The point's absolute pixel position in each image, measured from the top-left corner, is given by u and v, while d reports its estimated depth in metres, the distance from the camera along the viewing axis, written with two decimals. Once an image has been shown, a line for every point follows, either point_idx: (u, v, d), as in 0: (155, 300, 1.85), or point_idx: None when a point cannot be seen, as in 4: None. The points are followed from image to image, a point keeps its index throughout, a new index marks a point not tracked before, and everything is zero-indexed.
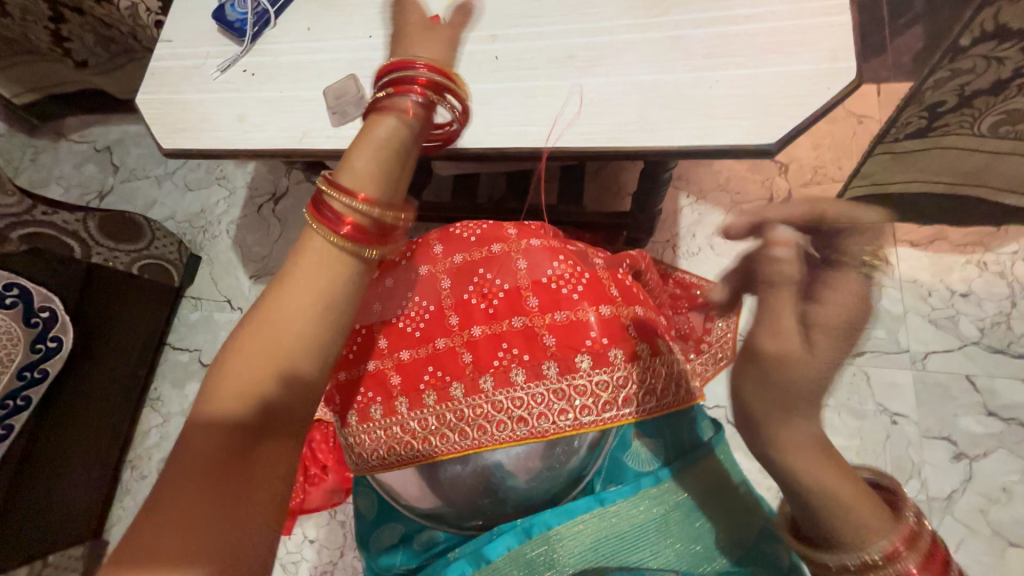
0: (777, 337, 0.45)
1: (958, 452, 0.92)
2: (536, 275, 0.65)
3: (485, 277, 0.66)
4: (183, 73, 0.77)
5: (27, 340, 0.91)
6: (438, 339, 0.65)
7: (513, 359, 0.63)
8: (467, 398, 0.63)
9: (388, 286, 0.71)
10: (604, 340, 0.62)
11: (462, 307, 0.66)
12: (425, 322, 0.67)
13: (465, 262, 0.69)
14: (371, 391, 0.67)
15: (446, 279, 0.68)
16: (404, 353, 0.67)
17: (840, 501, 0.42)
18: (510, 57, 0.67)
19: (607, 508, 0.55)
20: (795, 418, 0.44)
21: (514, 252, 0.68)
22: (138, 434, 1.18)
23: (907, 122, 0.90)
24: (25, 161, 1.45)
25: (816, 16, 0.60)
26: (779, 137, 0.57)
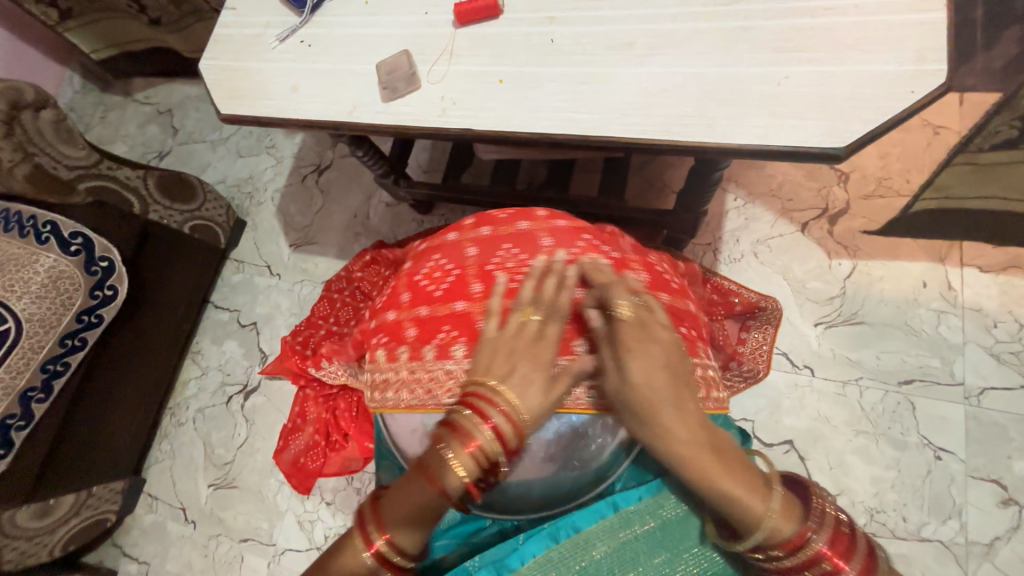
0: (612, 386, 0.57)
1: (1006, 497, 0.85)
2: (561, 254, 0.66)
3: (510, 250, 0.67)
4: (244, 40, 0.79)
5: (87, 287, 0.96)
6: (458, 302, 0.65)
7: None
8: None
9: (421, 250, 0.75)
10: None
11: (485, 274, 0.66)
12: (447, 283, 0.67)
13: (492, 235, 0.69)
14: (395, 338, 0.68)
15: (471, 247, 0.69)
16: (422, 309, 0.67)
17: (732, 494, 0.51)
18: (568, 40, 0.65)
19: (632, 507, 0.56)
20: (662, 430, 0.54)
21: (546, 230, 0.69)
22: (179, 384, 1.26)
23: (997, 130, 0.92)
24: (95, 119, 1.54)
25: (906, 13, 0.56)
26: (848, 141, 0.53)
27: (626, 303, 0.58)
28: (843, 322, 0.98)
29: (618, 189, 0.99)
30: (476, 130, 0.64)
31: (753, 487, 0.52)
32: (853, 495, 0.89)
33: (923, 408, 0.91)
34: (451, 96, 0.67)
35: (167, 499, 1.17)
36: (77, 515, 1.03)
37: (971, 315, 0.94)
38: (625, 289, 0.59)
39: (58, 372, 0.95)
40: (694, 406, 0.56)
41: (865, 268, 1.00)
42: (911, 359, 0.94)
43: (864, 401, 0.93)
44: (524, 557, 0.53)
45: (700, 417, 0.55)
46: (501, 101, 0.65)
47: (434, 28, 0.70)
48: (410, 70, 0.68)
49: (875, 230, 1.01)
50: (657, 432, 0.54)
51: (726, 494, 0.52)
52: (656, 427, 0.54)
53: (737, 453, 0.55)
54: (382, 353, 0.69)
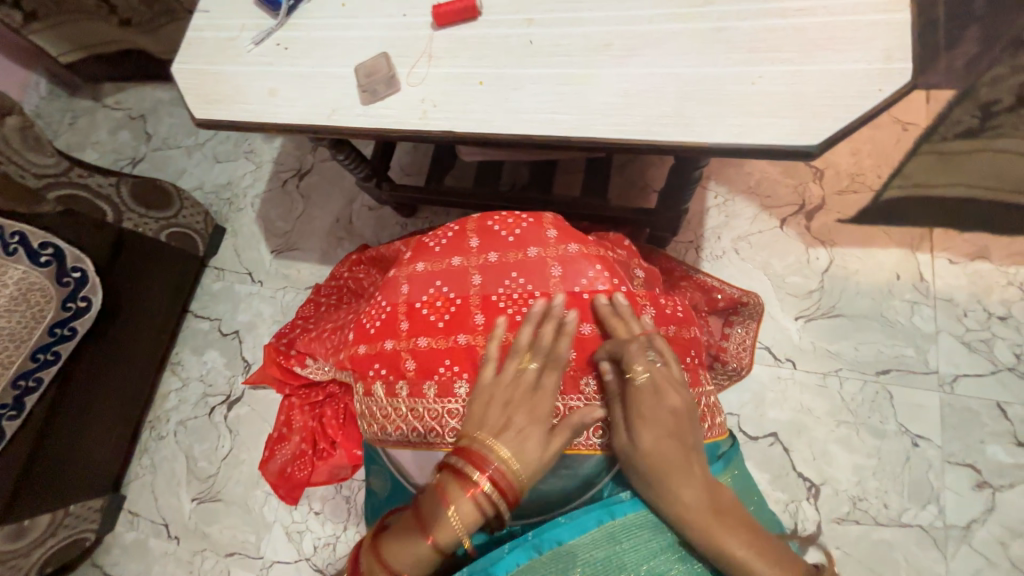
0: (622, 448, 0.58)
1: (981, 481, 0.88)
2: (570, 284, 0.66)
3: (517, 280, 0.67)
4: (219, 43, 0.77)
5: (59, 299, 0.94)
6: (460, 334, 0.65)
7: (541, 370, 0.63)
8: None
9: (420, 270, 0.71)
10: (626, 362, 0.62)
11: (489, 305, 0.66)
12: (450, 314, 0.66)
13: (500, 261, 0.68)
14: (392, 370, 0.67)
15: (477, 275, 0.68)
16: (422, 340, 0.66)
17: (744, 565, 0.48)
18: (546, 41, 0.65)
19: (618, 521, 0.53)
20: (668, 492, 0.53)
21: (550, 257, 0.68)
22: (158, 397, 1.23)
23: (959, 120, 1.02)
24: (64, 125, 1.49)
25: (873, 13, 0.57)
26: (822, 138, 0.54)
27: (639, 365, 0.59)
28: (822, 315, 1.00)
29: (600, 189, 1.00)
30: (457, 133, 0.64)
31: (768, 561, 0.48)
32: (837, 484, 0.91)
33: (900, 396, 0.94)
34: (431, 98, 0.66)
35: (148, 515, 1.14)
36: (53, 536, 1.00)
37: (943, 305, 0.97)
38: (640, 351, 0.60)
39: (30, 388, 0.92)
40: (704, 469, 0.55)
41: (842, 261, 1.03)
42: (888, 349, 0.96)
43: (845, 391, 0.95)
44: (507, 567, 0.51)
45: (710, 481, 0.54)
46: (482, 103, 0.65)
47: (413, 30, 0.70)
48: (389, 73, 0.67)
49: (850, 224, 1.04)
50: (663, 496, 0.53)
51: (737, 565, 0.48)
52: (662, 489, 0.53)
53: (753, 524, 0.51)
54: (376, 381, 0.68)
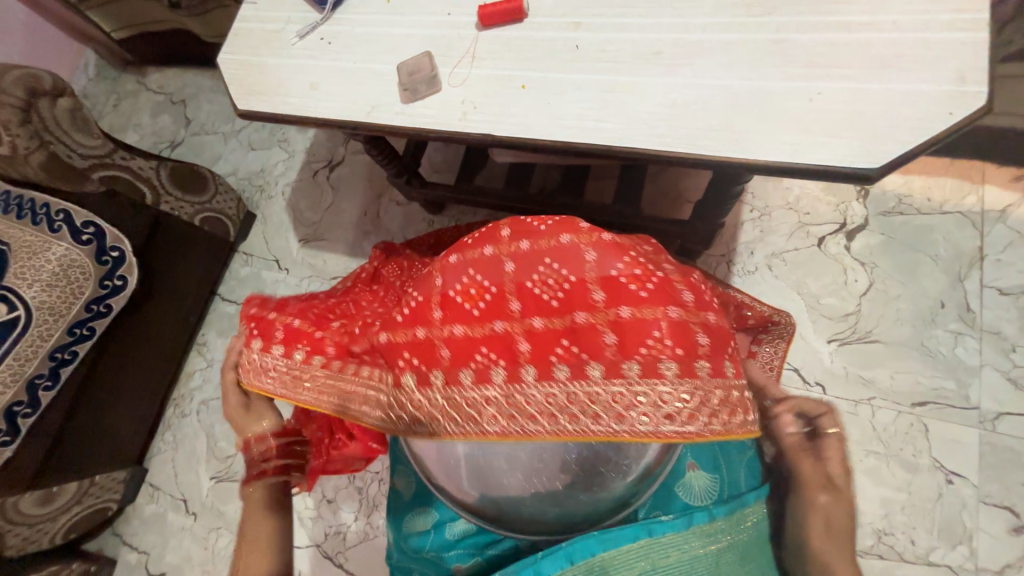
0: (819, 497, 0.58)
1: (1019, 525, 0.84)
2: (606, 268, 0.58)
3: (551, 267, 0.60)
4: (263, 35, 0.78)
5: (97, 275, 0.97)
6: (497, 322, 0.60)
7: (579, 354, 0.58)
8: (538, 383, 0.59)
9: (451, 262, 0.64)
10: (667, 346, 0.55)
11: (524, 292, 0.60)
12: (484, 303, 0.60)
13: (532, 249, 0.61)
14: (419, 358, 0.63)
15: (508, 261, 0.61)
16: (457, 328, 0.61)
17: None
18: (592, 47, 0.64)
19: (660, 540, 0.55)
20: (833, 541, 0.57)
21: (584, 243, 0.60)
22: (184, 375, 1.25)
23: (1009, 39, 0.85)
24: (109, 107, 1.54)
25: (944, 31, 0.54)
26: (883, 162, 0.52)
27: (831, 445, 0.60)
28: (856, 339, 0.97)
29: (633, 199, 0.98)
30: (499, 137, 0.63)
31: None
32: (862, 516, 0.88)
33: (937, 431, 0.90)
34: (472, 100, 0.66)
35: (168, 489, 1.16)
36: (78, 503, 1.03)
37: (989, 339, 0.93)
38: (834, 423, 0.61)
39: (66, 360, 0.95)
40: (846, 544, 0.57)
41: (882, 286, 0.98)
42: (926, 381, 0.92)
43: (877, 421, 0.92)
44: (539, 571, 0.53)
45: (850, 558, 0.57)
46: (525, 107, 0.64)
47: (457, 30, 0.69)
48: (433, 72, 0.67)
49: (893, 246, 1.00)
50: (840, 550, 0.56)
51: None
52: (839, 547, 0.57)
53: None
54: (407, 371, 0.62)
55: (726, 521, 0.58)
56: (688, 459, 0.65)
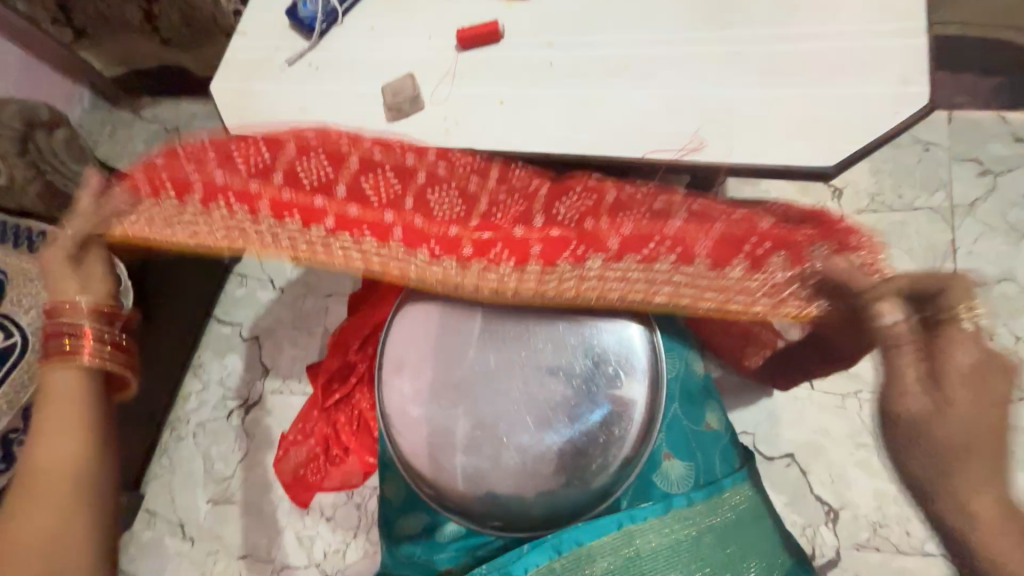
0: (909, 407, 0.41)
1: None
2: (638, 213, 0.60)
3: (584, 191, 0.62)
4: (254, 63, 0.81)
5: None
6: (516, 226, 0.61)
7: (667, 248, 0.56)
8: (607, 264, 0.58)
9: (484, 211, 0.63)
10: (666, 247, 0.57)
11: (553, 210, 0.62)
12: (499, 214, 0.63)
13: (563, 221, 0.60)
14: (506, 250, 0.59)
15: (541, 189, 0.64)
16: (486, 200, 0.64)
17: None
18: (566, 63, 0.67)
19: (637, 526, 0.58)
20: None
21: (601, 194, 0.61)
22: (179, 399, 1.24)
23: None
24: (102, 136, 1.56)
25: (889, 38, 0.58)
26: (838, 160, 0.55)
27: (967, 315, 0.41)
28: None
29: None
30: (479, 150, 0.67)
31: None
32: (856, 509, 0.89)
33: None
34: (454, 117, 0.69)
35: (167, 514, 1.15)
36: None
37: None
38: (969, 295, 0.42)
39: None
40: None
41: None
42: None
43: (864, 414, 0.93)
44: (526, 566, 0.57)
45: None
46: (501, 122, 0.67)
47: (437, 52, 0.73)
48: (415, 92, 0.70)
49: None
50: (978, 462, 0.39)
51: None
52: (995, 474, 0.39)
53: None
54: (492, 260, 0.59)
55: (704, 506, 0.59)
56: (663, 450, 0.65)
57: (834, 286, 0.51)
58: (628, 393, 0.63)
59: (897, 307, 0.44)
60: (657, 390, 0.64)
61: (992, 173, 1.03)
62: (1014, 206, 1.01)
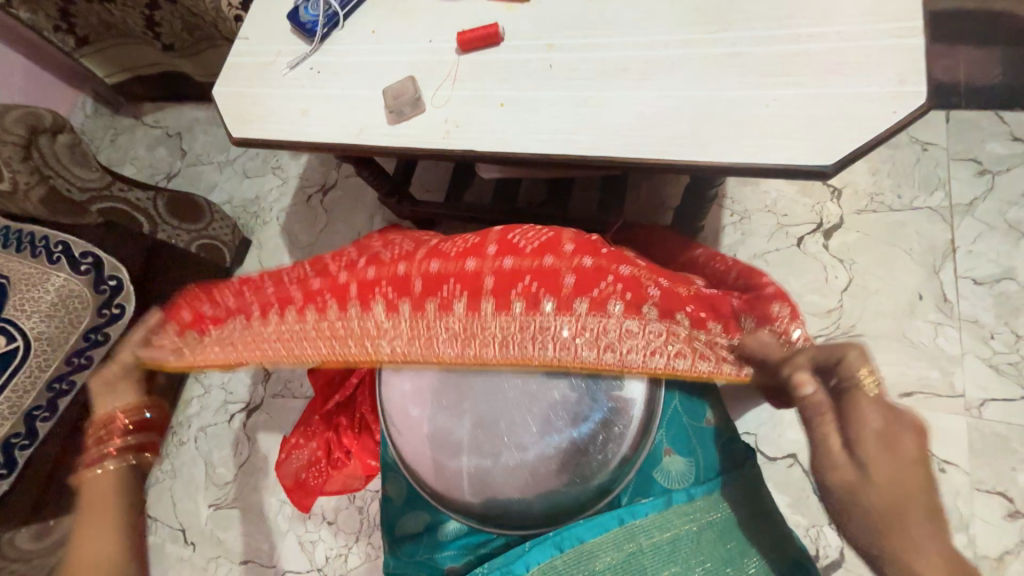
0: (844, 476, 0.51)
1: (1013, 510, 0.85)
2: (586, 244, 0.66)
3: (538, 229, 0.68)
4: (256, 67, 0.82)
5: (94, 304, 0.99)
6: (468, 260, 0.66)
7: (615, 291, 0.64)
8: (557, 313, 0.64)
9: (434, 270, 0.67)
10: (615, 289, 0.64)
11: (509, 244, 0.66)
12: (462, 247, 0.68)
13: (514, 268, 0.65)
14: (459, 285, 0.66)
15: (494, 245, 0.67)
16: (434, 264, 0.67)
17: None
18: (565, 66, 0.68)
19: (638, 521, 0.58)
20: None
21: (565, 237, 0.67)
22: (181, 403, 1.24)
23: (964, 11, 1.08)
24: (105, 141, 1.57)
25: (886, 38, 0.59)
26: (836, 159, 0.55)
27: (870, 382, 0.55)
28: (842, 335, 0.99)
29: (617, 208, 1.01)
30: (478, 152, 0.67)
31: None
32: None
33: (926, 421, 0.91)
34: (454, 118, 0.70)
35: (167, 519, 1.14)
36: None
37: (967, 327, 0.95)
38: (865, 363, 0.56)
39: (64, 391, 0.96)
40: None
41: (862, 281, 1.01)
42: (911, 371, 0.94)
43: None
44: (528, 563, 0.56)
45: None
46: (502, 123, 0.68)
47: (438, 56, 0.74)
48: (416, 95, 0.71)
49: (870, 243, 1.04)
50: (913, 511, 0.48)
51: None
52: (927, 514, 0.48)
53: None
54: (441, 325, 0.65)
55: (704, 501, 0.59)
56: (663, 446, 0.62)
57: (752, 356, 0.64)
58: (628, 389, 0.64)
59: (810, 373, 0.58)
60: (657, 385, 0.64)
61: (990, 173, 1.04)
62: (1013, 205, 1.01)
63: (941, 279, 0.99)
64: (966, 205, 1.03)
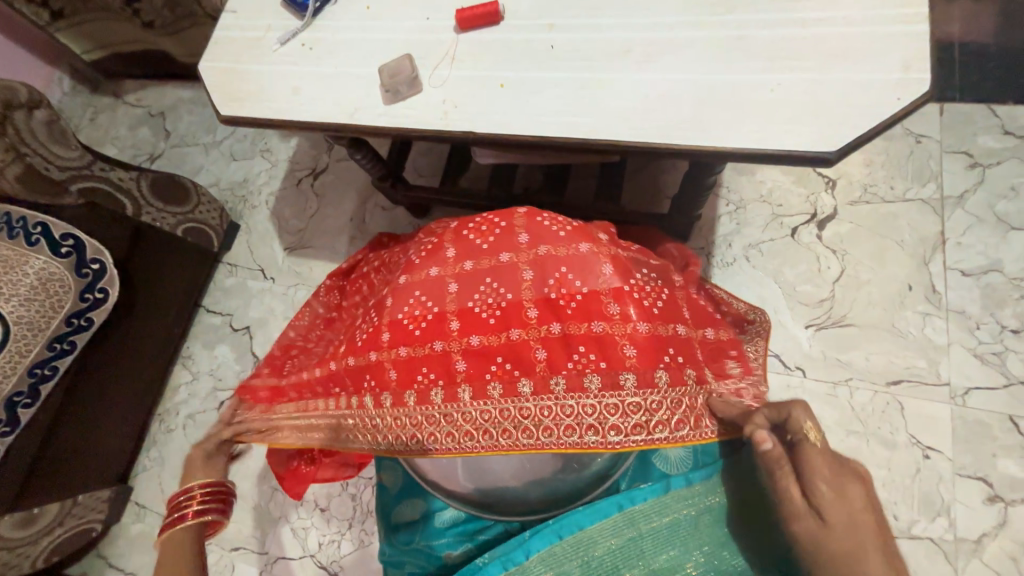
0: (811, 530, 0.47)
1: (992, 494, 0.87)
2: (539, 288, 0.66)
3: (491, 287, 0.68)
4: (245, 43, 0.79)
5: (77, 289, 0.96)
6: (437, 343, 0.67)
7: (588, 365, 0.63)
8: (535, 395, 0.64)
9: (404, 355, 0.67)
10: (590, 359, 0.63)
11: (465, 313, 0.67)
12: (426, 323, 0.68)
13: (483, 347, 0.65)
14: (432, 373, 0.66)
15: (453, 283, 0.70)
16: (402, 349, 0.68)
17: None
18: (567, 47, 0.66)
19: (638, 507, 0.56)
20: None
21: (522, 262, 0.69)
22: (167, 390, 1.22)
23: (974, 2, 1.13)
24: (84, 121, 1.52)
25: (892, 24, 0.58)
26: (839, 145, 0.55)
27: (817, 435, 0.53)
28: (833, 324, 1.00)
29: (614, 195, 1.01)
30: (477, 133, 0.66)
31: None
32: None
33: (912, 409, 0.93)
34: (452, 99, 0.68)
35: (155, 507, 1.12)
36: (61, 526, 0.99)
37: (954, 317, 0.97)
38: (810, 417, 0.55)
39: (47, 376, 0.94)
40: None
41: (853, 271, 1.03)
42: (899, 360, 0.96)
43: (855, 401, 0.95)
44: (528, 549, 0.56)
45: None
46: (502, 105, 0.66)
47: (436, 34, 0.72)
48: (413, 74, 0.69)
49: (863, 235, 1.05)
50: (876, 557, 0.43)
51: None
52: (891, 558, 0.44)
53: None
54: (421, 415, 0.66)
55: (703, 486, 0.58)
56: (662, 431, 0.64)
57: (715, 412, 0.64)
58: None
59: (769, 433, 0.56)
60: None
61: (982, 165, 1.05)
62: (1003, 198, 1.02)
63: (930, 270, 1.00)
64: (958, 197, 1.04)
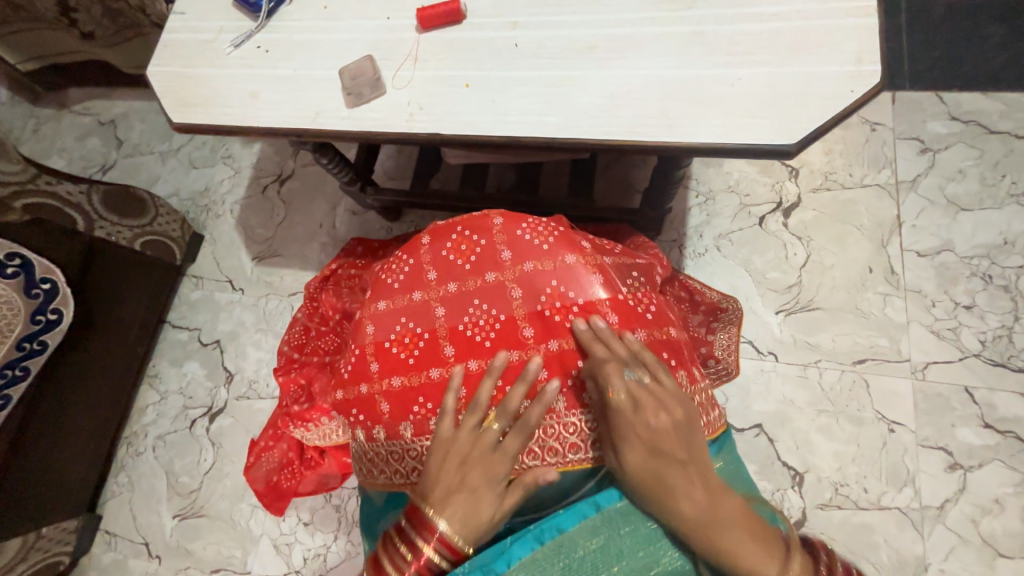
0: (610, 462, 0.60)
1: (953, 462, 0.92)
2: (531, 303, 0.67)
3: (481, 308, 0.68)
4: (196, 46, 0.75)
5: (27, 312, 0.90)
6: (432, 370, 0.67)
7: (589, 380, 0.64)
8: None
9: (397, 387, 0.67)
10: None
11: (456, 335, 0.67)
12: (419, 350, 0.68)
13: (480, 371, 0.65)
14: (430, 402, 0.65)
15: (439, 307, 0.69)
16: (395, 379, 0.68)
17: None
18: (531, 45, 0.66)
19: (615, 506, 0.57)
20: None
21: (508, 280, 0.68)
22: (135, 412, 1.17)
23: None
24: (27, 132, 1.43)
25: (845, 17, 0.60)
26: (798, 138, 0.57)
27: (618, 383, 0.59)
28: (802, 308, 1.03)
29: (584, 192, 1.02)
30: (445, 135, 0.64)
31: None
32: (819, 471, 0.95)
33: (877, 385, 0.97)
34: (417, 101, 0.66)
35: (129, 532, 1.08)
36: (24, 560, 0.95)
37: (912, 296, 1.02)
38: (615, 366, 0.60)
39: None
40: None
41: (818, 256, 1.06)
42: (863, 339, 1.00)
43: (824, 381, 0.99)
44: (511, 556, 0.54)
45: None
46: (469, 105, 0.65)
47: (397, 34, 0.70)
48: (375, 75, 0.67)
49: (825, 221, 1.08)
50: (667, 480, 0.54)
51: None
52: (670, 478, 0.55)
53: None
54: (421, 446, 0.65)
55: None
56: None
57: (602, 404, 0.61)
58: None
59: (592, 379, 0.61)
60: None
61: (931, 150, 1.10)
62: (951, 180, 1.08)
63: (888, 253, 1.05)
64: (912, 181, 1.09)
